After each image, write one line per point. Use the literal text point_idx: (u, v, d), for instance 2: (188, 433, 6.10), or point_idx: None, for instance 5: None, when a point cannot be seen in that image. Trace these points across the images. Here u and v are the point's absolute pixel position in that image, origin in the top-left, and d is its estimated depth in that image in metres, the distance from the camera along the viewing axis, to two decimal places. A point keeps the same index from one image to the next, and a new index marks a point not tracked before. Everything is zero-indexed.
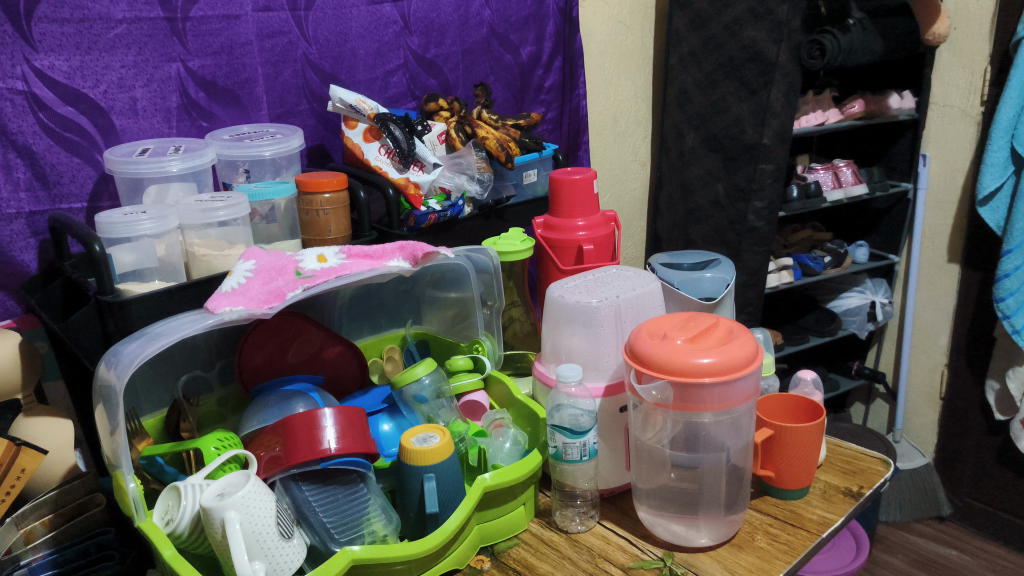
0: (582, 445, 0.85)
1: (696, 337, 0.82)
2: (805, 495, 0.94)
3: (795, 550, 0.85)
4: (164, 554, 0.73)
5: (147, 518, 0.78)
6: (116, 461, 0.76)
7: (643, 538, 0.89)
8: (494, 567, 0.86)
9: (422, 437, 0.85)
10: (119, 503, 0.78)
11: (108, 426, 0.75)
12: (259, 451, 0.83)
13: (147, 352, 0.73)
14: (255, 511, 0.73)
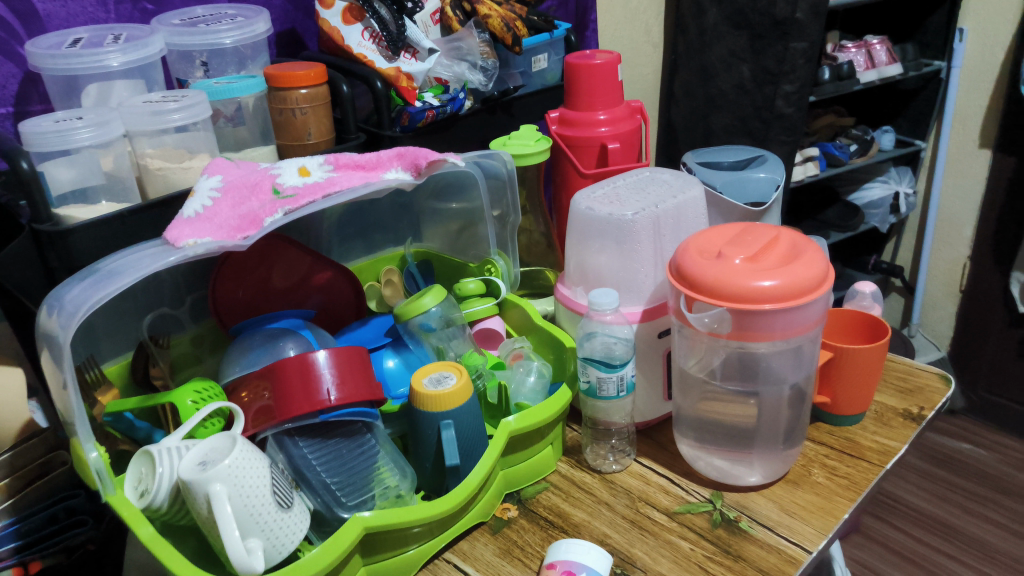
0: (620, 380, 0.73)
1: (755, 255, 0.68)
2: (862, 420, 0.82)
3: (857, 485, 0.73)
4: (141, 533, 0.63)
5: (117, 490, 0.66)
6: (72, 424, 0.63)
7: (687, 477, 0.78)
8: (522, 515, 0.76)
9: (436, 379, 0.73)
10: (81, 474, 0.66)
11: (57, 378, 0.61)
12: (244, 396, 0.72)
13: (100, 296, 0.58)
14: (246, 481, 0.62)
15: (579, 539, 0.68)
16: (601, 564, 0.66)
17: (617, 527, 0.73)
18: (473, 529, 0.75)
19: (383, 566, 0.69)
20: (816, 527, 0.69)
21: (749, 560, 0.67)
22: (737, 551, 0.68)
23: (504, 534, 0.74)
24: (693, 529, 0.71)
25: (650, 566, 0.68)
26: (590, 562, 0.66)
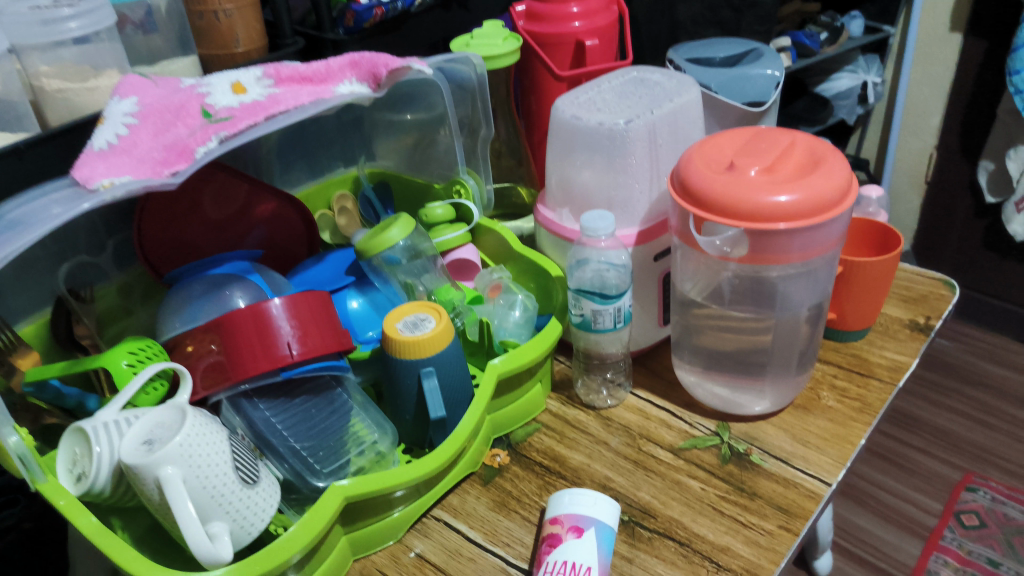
0: (616, 312, 0.66)
1: (772, 166, 0.60)
2: (866, 335, 0.78)
3: (871, 408, 0.70)
4: (81, 525, 0.54)
5: (48, 475, 0.57)
6: None
7: (688, 408, 0.72)
8: (514, 462, 0.69)
9: (412, 324, 0.64)
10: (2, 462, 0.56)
11: None
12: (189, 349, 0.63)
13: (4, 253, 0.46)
14: (200, 459, 0.53)
15: (583, 487, 0.61)
16: (610, 514, 0.59)
17: (619, 469, 0.67)
18: (462, 481, 0.68)
19: (367, 533, 0.62)
20: (834, 456, 0.65)
21: (766, 498, 0.62)
22: (752, 488, 0.63)
23: (497, 485, 0.67)
24: (702, 466, 0.66)
25: (660, 511, 0.62)
26: (600, 514, 0.58)
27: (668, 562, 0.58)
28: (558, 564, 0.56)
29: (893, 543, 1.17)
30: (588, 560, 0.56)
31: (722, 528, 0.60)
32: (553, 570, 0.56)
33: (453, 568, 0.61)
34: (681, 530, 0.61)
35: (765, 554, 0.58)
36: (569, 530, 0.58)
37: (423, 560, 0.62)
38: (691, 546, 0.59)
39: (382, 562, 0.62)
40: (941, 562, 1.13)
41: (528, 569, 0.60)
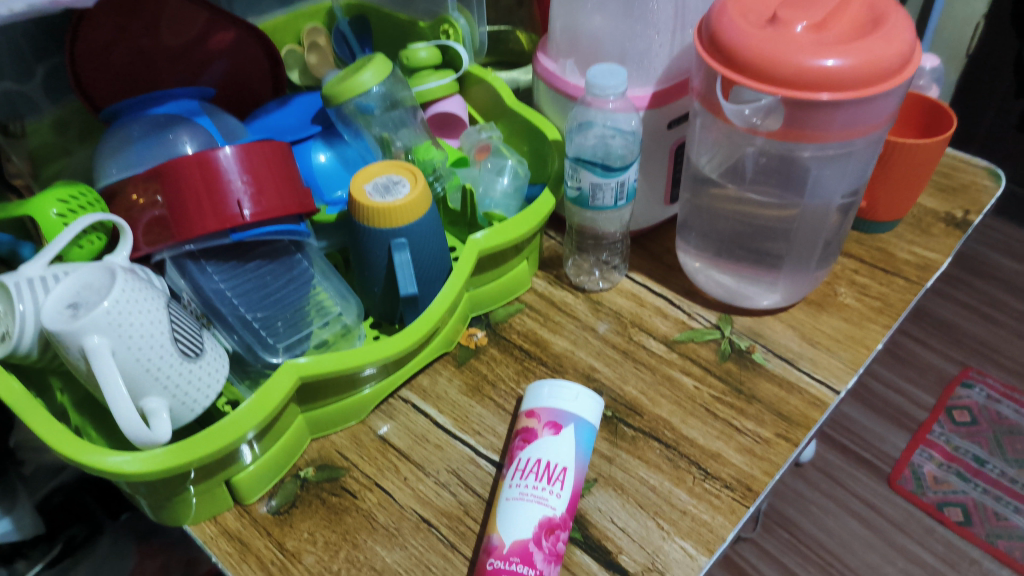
0: (619, 187, 0.58)
1: (823, 22, 0.50)
2: (895, 228, 0.71)
3: (891, 309, 0.64)
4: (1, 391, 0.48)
5: None
6: None
7: (688, 297, 0.66)
8: (492, 344, 0.63)
9: (384, 188, 0.56)
10: None
11: None
12: (133, 195, 0.54)
13: None
14: (134, 330, 0.46)
15: (565, 380, 0.55)
16: (593, 412, 0.54)
17: (606, 359, 0.61)
18: (434, 361, 0.62)
19: (327, 412, 0.56)
20: (844, 361, 0.60)
21: (764, 403, 0.57)
22: (750, 391, 0.58)
23: (471, 367, 0.61)
24: (698, 362, 0.60)
25: (647, 409, 0.57)
26: (580, 411, 0.53)
27: (651, 464, 0.54)
28: (530, 461, 0.51)
29: (879, 434, 1.14)
30: (564, 459, 0.51)
31: (714, 432, 0.55)
32: (525, 467, 0.50)
33: (418, 455, 0.56)
34: (668, 431, 0.56)
35: (759, 464, 0.53)
36: (545, 425, 0.52)
37: (386, 443, 0.57)
38: (678, 449, 0.54)
39: (342, 443, 0.57)
40: (926, 456, 1.10)
41: (499, 461, 0.55)
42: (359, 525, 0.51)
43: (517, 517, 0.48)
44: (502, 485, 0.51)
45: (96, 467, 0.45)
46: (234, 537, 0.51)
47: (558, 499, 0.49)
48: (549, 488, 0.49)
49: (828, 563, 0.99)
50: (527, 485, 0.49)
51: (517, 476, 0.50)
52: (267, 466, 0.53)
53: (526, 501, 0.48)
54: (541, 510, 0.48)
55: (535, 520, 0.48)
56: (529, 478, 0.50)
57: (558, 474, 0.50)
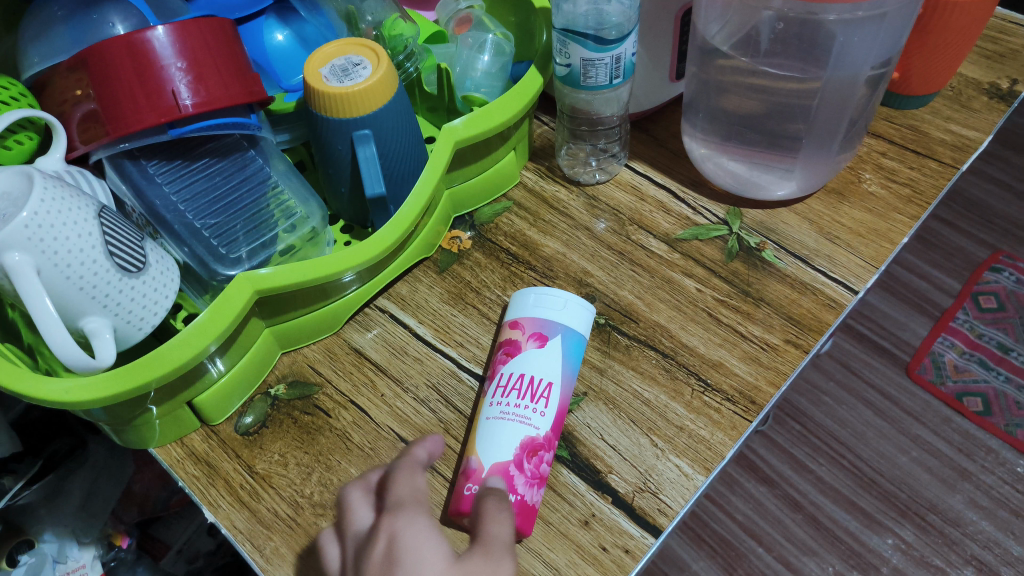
0: (614, 63, 0.51)
1: None
2: (929, 104, 0.63)
3: (921, 197, 0.57)
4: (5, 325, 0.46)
5: None
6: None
7: (693, 188, 0.60)
8: (477, 247, 0.58)
9: (342, 71, 0.48)
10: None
11: None
12: (70, 89, 0.46)
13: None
14: (62, 247, 0.41)
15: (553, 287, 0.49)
16: (582, 322, 0.48)
17: (600, 261, 0.55)
18: (415, 267, 0.57)
19: (295, 326, 0.52)
20: (863, 257, 0.54)
21: (773, 306, 0.52)
22: (758, 293, 0.53)
23: (454, 274, 0.56)
24: (702, 262, 0.55)
25: (644, 315, 0.52)
26: (568, 321, 0.47)
27: (646, 376, 0.49)
28: (513, 377, 0.46)
29: (898, 320, 1.07)
30: (548, 373, 0.46)
31: (716, 340, 0.51)
32: (507, 383, 0.46)
33: (395, 369, 0.52)
34: (666, 340, 0.51)
35: (764, 374, 0.49)
36: (530, 337, 0.47)
37: (361, 356, 0.53)
38: (675, 359, 0.50)
39: (315, 357, 0.53)
40: (948, 344, 1.04)
41: (482, 375, 0.51)
42: (332, 446, 0.48)
43: (497, 437, 0.44)
44: (483, 404, 0.46)
45: (33, 396, 0.41)
46: (201, 460, 0.48)
47: (543, 417, 0.45)
48: (533, 406, 0.45)
49: (839, 453, 0.97)
50: (509, 403, 0.45)
51: (498, 393, 0.46)
52: (232, 384, 0.49)
53: (508, 420, 0.44)
54: (523, 430, 0.44)
55: (517, 441, 0.43)
56: (511, 395, 0.45)
57: (543, 390, 0.45)
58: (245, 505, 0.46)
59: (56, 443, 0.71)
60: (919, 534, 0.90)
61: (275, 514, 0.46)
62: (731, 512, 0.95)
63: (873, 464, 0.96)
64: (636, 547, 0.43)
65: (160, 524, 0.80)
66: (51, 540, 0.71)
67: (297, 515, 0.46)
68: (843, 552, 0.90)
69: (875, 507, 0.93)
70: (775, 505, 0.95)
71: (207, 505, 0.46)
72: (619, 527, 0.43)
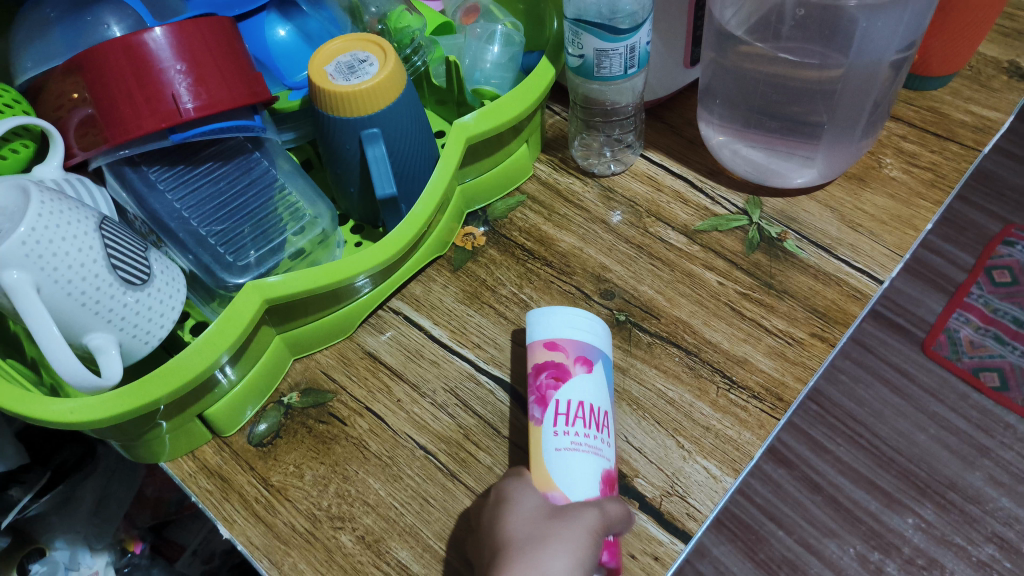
0: (628, 52, 0.49)
1: None
2: (950, 83, 0.61)
3: (944, 181, 0.55)
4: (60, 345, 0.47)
5: None
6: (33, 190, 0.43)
7: (710, 177, 0.58)
8: (490, 243, 0.56)
9: (348, 68, 0.47)
10: None
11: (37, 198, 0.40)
12: (65, 91, 0.44)
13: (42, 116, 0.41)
14: (62, 262, 0.39)
15: (579, 309, 0.47)
16: (607, 345, 0.47)
17: (618, 255, 0.54)
18: (426, 267, 0.56)
19: (308, 332, 0.51)
20: (888, 245, 0.52)
21: (798, 298, 0.51)
22: (782, 285, 0.51)
23: (468, 272, 0.55)
24: (722, 254, 0.53)
25: (665, 310, 0.51)
26: (604, 345, 0.46)
27: (669, 374, 0.48)
28: (575, 405, 0.43)
29: (911, 298, 1.06)
30: (604, 401, 0.44)
31: (741, 335, 0.49)
32: (568, 411, 0.42)
33: (411, 373, 0.50)
34: (689, 336, 0.49)
35: (790, 369, 0.48)
36: (575, 361, 0.45)
37: (375, 361, 0.51)
38: (700, 356, 0.49)
39: (327, 363, 0.52)
40: (963, 320, 1.03)
41: (501, 378, 0.50)
42: (349, 456, 0.47)
43: (576, 473, 0.41)
44: (538, 432, 0.42)
45: (39, 417, 0.40)
46: (215, 473, 0.47)
47: (609, 447, 0.43)
48: (601, 436, 0.42)
49: (856, 433, 0.97)
50: (577, 432, 0.42)
51: (560, 421, 0.42)
52: (245, 394, 0.48)
53: (583, 453, 0.41)
54: (598, 463, 0.41)
55: (597, 475, 0.41)
56: (577, 424, 0.42)
57: (602, 419, 0.43)
58: (261, 520, 0.45)
59: (63, 453, 0.68)
60: (939, 513, 0.90)
61: (293, 528, 0.45)
62: (752, 496, 0.94)
63: (891, 443, 0.96)
64: (666, 553, 0.42)
65: (173, 526, 0.81)
66: (63, 548, 0.69)
67: (315, 529, 0.44)
68: (864, 533, 0.89)
69: (894, 486, 0.92)
70: (795, 487, 0.94)
71: (222, 521, 0.45)
72: (648, 532, 0.42)
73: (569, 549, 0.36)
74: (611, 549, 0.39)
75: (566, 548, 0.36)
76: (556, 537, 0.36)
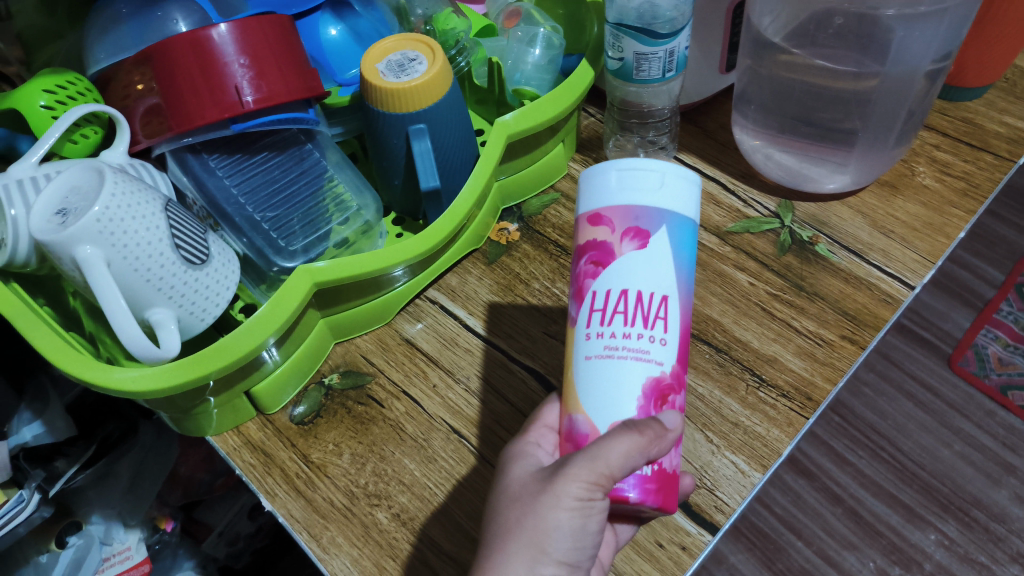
0: (667, 57, 0.50)
1: None
2: (983, 95, 0.62)
3: (977, 190, 0.56)
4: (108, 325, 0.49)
5: None
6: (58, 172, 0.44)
7: (743, 180, 0.59)
8: (525, 238, 0.58)
9: (399, 66, 0.49)
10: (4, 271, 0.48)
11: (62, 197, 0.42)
12: (132, 79, 0.47)
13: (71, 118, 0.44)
14: (129, 240, 0.42)
15: (639, 159, 0.39)
16: (685, 199, 0.39)
17: None
18: (463, 259, 0.58)
19: (349, 316, 0.53)
20: (920, 252, 0.53)
21: (827, 300, 0.52)
22: (812, 288, 0.53)
23: (503, 265, 0.57)
24: (753, 256, 0.55)
25: (696, 308, 0.52)
26: (672, 207, 0.38)
27: (699, 370, 0.49)
28: (613, 297, 0.37)
29: (939, 311, 1.06)
30: (661, 284, 0.38)
31: (770, 334, 0.51)
32: (606, 305, 0.38)
33: (447, 360, 0.52)
34: (718, 334, 0.51)
35: (820, 370, 0.49)
36: (624, 236, 0.38)
37: (413, 347, 0.53)
38: (729, 354, 0.50)
39: (367, 348, 0.54)
40: (990, 336, 1.02)
41: (535, 368, 0.51)
42: (386, 437, 0.49)
43: (613, 384, 0.37)
44: (577, 336, 0.39)
45: (103, 384, 0.42)
46: (258, 449, 0.49)
47: (663, 347, 0.37)
48: (650, 333, 0.37)
49: (878, 446, 0.97)
50: (615, 334, 0.37)
51: (597, 321, 0.38)
52: (289, 373, 0.50)
53: (623, 360, 0.37)
54: (645, 370, 0.37)
55: (641, 386, 0.37)
56: (616, 322, 0.37)
57: (657, 309, 0.37)
58: (301, 494, 0.47)
59: (107, 427, 0.70)
60: (962, 530, 0.90)
61: (331, 503, 0.47)
62: (770, 505, 0.95)
63: (915, 457, 0.95)
64: (693, 544, 0.43)
65: (202, 508, 0.83)
66: (99, 522, 0.72)
67: (352, 505, 0.46)
68: (885, 547, 0.90)
69: (917, 501, 0.92)
70: (815, 498, 0.94)
71: (264, 494, 0.47)
72: (676, 523, 0.44)
73: (547, 538, 0.35)
74: (642, 483, 0.36)
75: (542, 539, 0.35)
76: (525, 527, 0.35)
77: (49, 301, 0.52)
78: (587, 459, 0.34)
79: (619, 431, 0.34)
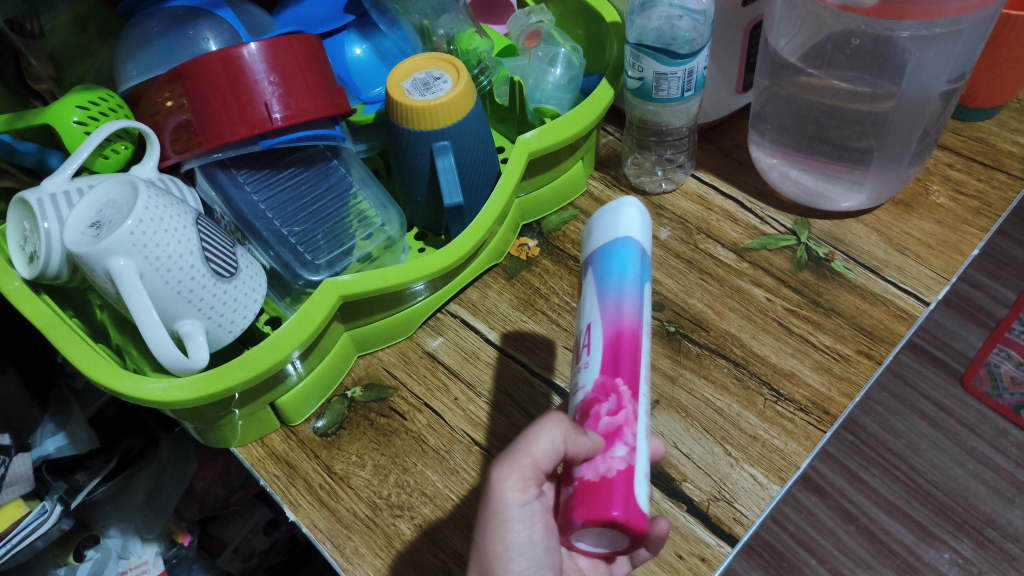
0: (687, 76, 0.51)
1: None
2: (996, 115, 0.63)
3: (991, 209, 0.57)
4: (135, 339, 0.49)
5: (14, 278, 0.48)
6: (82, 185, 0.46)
7: (760, 198, 0.60)
8: (544, 253, 0.59)
9: (424, 84, 0.50)
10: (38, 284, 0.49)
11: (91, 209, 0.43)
12: (162, 96, 0.48)
13: (94, 136, 0.45)
14: (160, 253, 0.43)
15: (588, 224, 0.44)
16: (617, 225, 0.41)
17: (668, 269, 0.56)
18: (483, 274, 0.58)
19: (371, 331, 0.54)
20: (935, 269, 0.54)
21: (844, 316, 0.52)
22: (829, 303, 0.53)
23: (523, 280, 0.58)
24: (771, 272, 0.55)
25: (715, 323, 0.53)
26: (593, 244, 0.41)
27: (718, 385, 0.50)
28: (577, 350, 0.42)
29: (951, 330, 1.05)
30: (588, 314, 0.40)
31: (788, 349, 0.51)
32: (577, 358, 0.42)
33: (468, 373, 0.53)
34: (736, 348, 0.51)
35: (837, 384, 0.49)
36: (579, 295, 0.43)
37: (434, 360, 0.54)
38: (747, 368, 0.50)
39: (389, 360, 0.55)
40: (1003, 355, 1.02)
41: (554, 382, 0.52)
42: (408, 449, 0.50)
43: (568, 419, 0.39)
44: None
45: (132, 394, 0.43)
46: (282, 460, 0.50)
47: (589, 368, 0.38)
48: (579, 362, 0.39)
49: (892, 465, 0.97)
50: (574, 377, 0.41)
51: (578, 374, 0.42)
52: (313, 386, 0.51)
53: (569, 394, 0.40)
54: (576, 396, 0.39)
55: (573, 410, 0.38)
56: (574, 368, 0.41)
57: (585, 337, 0.39)
58: (324, 505, 0.48)
59: (128, 439, 0.71)
60: (976, 549, 0.90)
61: (354, 514, 0.47)
62: (783, 522, 0.95)
63: (928, 476, 0.96)
64: (713, 555, 0.43)
65: (218, 522, 0.84)
66: (116, 535, 0.73)
67: (375, 516, 0.47)
68: (898, 565, 0.90)
69: (930, 520, 0.92)
70: (828, 516, 0.94)
71: (288, 505, 0.48)
72: (694, 534, 0.44)
73: (503, 558, 0.35)
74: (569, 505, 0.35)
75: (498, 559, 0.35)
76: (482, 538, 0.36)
77: (77, 313, 0.53)
78: (512, 459, 0.36)
79: (538, 423, 0.36)
